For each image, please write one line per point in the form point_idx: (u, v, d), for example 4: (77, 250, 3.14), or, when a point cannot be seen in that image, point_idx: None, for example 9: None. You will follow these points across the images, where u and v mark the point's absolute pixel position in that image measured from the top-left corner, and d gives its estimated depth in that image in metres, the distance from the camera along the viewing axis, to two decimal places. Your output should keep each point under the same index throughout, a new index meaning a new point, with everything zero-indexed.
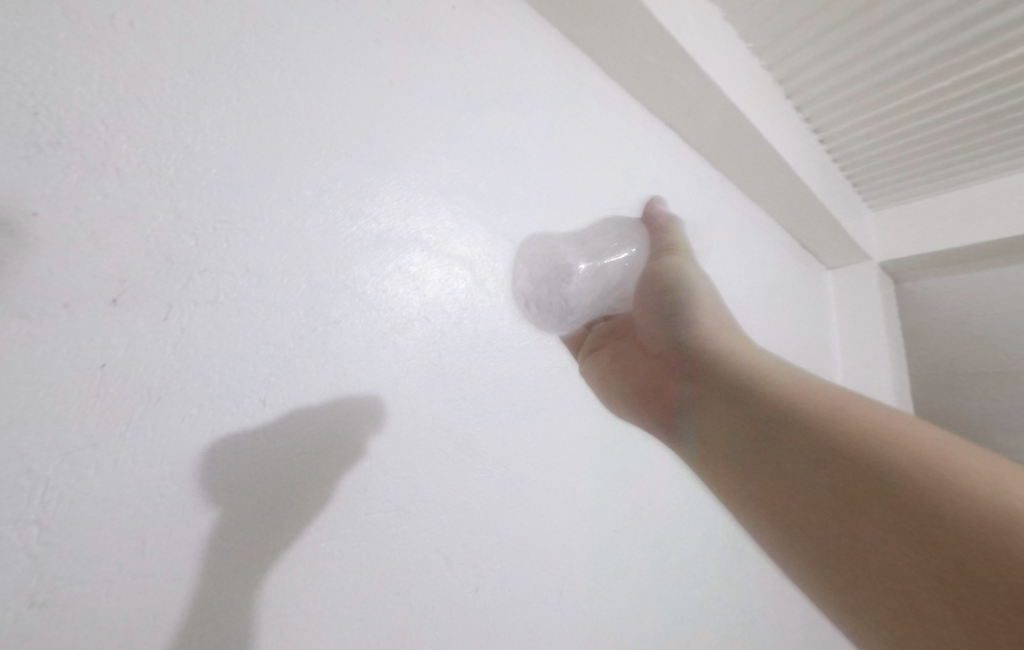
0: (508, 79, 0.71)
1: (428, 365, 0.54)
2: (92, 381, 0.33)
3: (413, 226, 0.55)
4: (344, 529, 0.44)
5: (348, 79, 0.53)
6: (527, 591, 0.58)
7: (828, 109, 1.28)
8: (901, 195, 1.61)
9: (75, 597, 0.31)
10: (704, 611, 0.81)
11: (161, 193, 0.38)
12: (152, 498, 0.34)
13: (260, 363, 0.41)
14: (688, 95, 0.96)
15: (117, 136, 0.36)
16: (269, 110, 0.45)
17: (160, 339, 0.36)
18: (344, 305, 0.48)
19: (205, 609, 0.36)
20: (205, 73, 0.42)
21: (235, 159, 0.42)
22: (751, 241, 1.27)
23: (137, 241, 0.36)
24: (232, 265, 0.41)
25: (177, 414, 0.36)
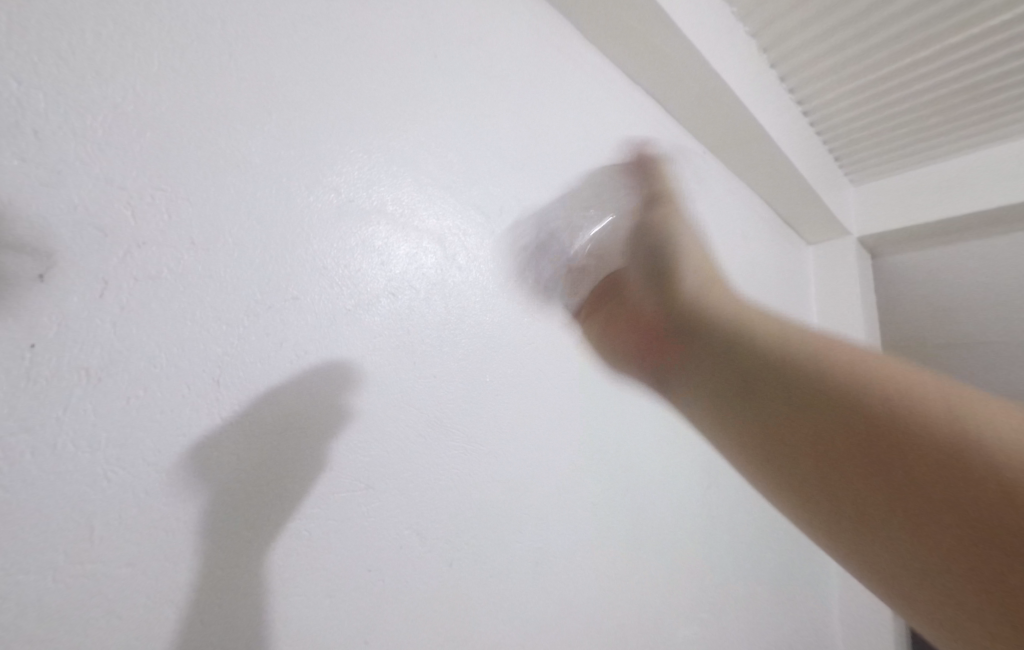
0: (478, 41, 0.67)
1: (396, 342, 0.52)
2: (20, 363, 0.31)
3: (377, 197, 0.53)
4: (310, 509, 0.43)
5: (299, 35, 0.49)
6: (503, 564, 0.59)
7: (811, 79, 1.26)
8: (882, 169, 1.61)
9: (17, 586, 0.29)
10: (675, 573, 0.85)
11: (89, 158, 0.35)
12: (97, 484, 0.33)
13: (212, 342, 0.39)
14: (668, 62, 0.93)
15: (33, 92, 0.33)
16: (212, 69, 0.42)
17: (97, 316, 0.34)
18: (304, 280, 0.46)
19: (162, 591, 0.35)
20: (133, 25, 0.38)
21: (174, 122, 0.39)
22: (732, 216, 1.26)
23: (64, 211, 0.33)
24: (177, 238, 0.38)
25: (121, 395, 0.34)
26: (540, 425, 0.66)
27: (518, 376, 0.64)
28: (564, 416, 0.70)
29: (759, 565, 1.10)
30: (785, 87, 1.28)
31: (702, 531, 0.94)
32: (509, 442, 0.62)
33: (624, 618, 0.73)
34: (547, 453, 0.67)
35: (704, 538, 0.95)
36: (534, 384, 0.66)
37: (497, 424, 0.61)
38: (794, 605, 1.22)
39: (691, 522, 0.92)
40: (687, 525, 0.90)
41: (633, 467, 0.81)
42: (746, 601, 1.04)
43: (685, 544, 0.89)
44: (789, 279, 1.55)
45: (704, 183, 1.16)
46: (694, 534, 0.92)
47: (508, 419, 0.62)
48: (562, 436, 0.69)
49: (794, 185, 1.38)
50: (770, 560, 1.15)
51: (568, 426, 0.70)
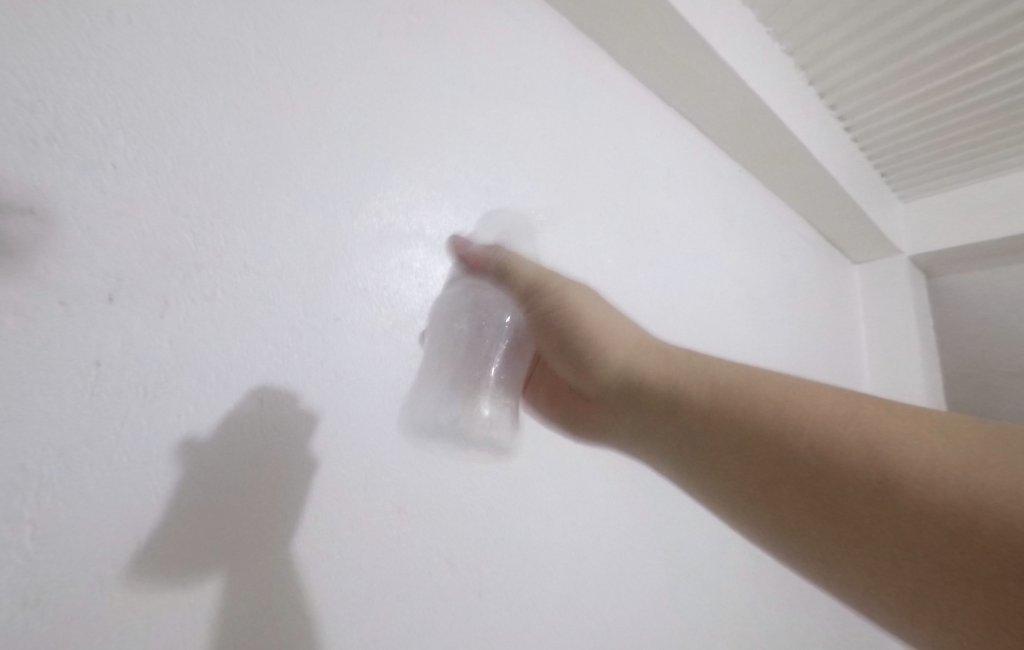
0: (516, 70, 0.70)
1: (430, 364, 0.52)
2: (88, 378, 0.33)
3: (416, 220, 0.54)
4: (344, 531, 0.43)
5: (347, 70, 0.51)
6: (530, 595, 0.56)
7: (854, 94, 1.22)
8: (934, 185, 1.53)
9: (70, 598, 0.30)
10: (715, 613, 0.80)
11: (158, 187, 0.37)
12: (147, 498, 0.34)
13: (260, 361, 0.41)
14: (704, 82, 0.92)
15: (114, 131, 0.36)
16: (271, 105, 0.45)
17: (157, 335, 0.36)
18: (344, 300, 0.47)
19: (201, 609, 0.35)
20: (204, 68, 0.41)
21: (234, 153, 0.42)
22: (771, 235, 1.22)
23: (134, 238, 0.36)
24: (231, 261, 0.40)
25: (175, 409, 0.36)
26: (573, 450, 0.64)
27: None
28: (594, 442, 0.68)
29: (802, 608, 1.02)
30: (826, 103, 1.25)
31: (743, 567, 0.89)
32: (539, 468, 0.60)
33: None
34: (580, 478, 0.65)
35: (746, 575, 0.89)
36: None
37: (529, 448, 0.59)
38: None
39: (727, 558, 0.86)
40: (728, 560, 0.85)
41: (667, 497, 0.77)
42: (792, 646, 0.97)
43: (725, 582, 0.84)
44: (833, 300, 1.48)
45: (740, 202, 1.14)
46: (735, 570, 0.87)
47: (539, 443, 0.60)
48: (595, 463, 0.67)
49: (838, 203, 1.32)
50: (818, 602, 1.07)
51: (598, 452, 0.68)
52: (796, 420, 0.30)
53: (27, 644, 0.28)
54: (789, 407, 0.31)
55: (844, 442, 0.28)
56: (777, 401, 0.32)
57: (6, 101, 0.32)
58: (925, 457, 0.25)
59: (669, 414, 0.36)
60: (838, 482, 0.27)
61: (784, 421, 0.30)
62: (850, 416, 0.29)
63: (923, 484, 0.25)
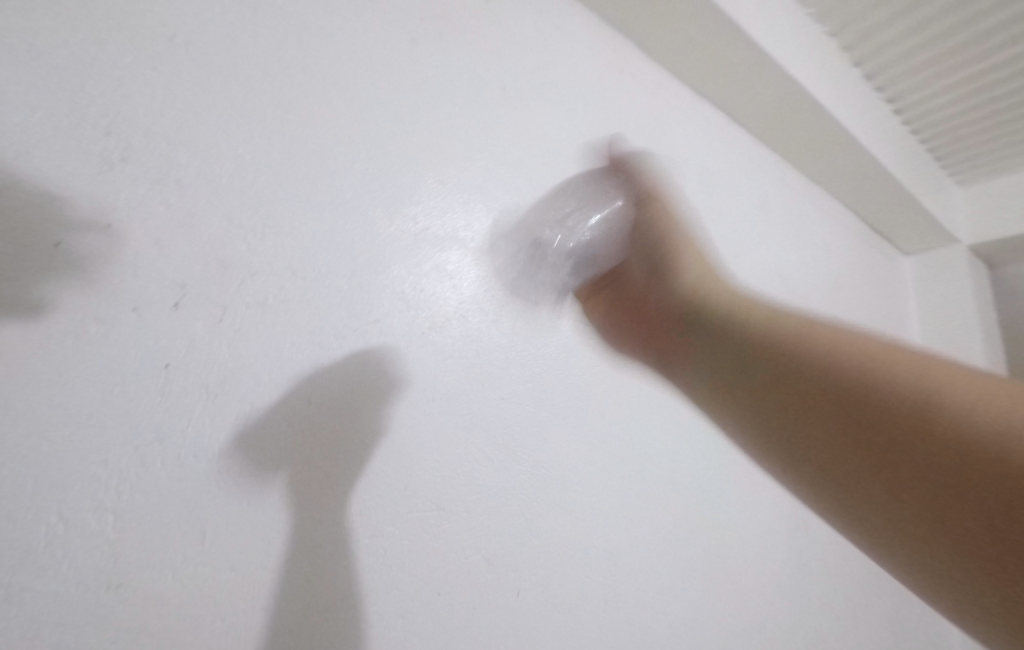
0: (547, 69, 0.70)
1: (466, 364, 0.53)
2: (158, 379, 0.35)
3: (450, 223, 0.55)
4: (387, 527, 0.44)
5: (383, 79, 0.53)
6: (571, 598, 0.55)
7: (904, 75, 1.15)
8: (998, 167, 1.41)
9: (146, 581, 0.33)
10: (767, 624, 0.76)
11: (215, 201, 0.40)
12: (210, 491, 0.36)
13: (308, 362, 0.43)
14: (740, 70, 0.89)
15: (176, 149, 0.39)
16: (313, 117, 0.47)
17: (216, 339, 0.38)
18: (384, 304, 0.49)
19: (258, 598, 0.37)
20: (253, 85, 0.44)
21: (281, 165, 0.44)
22: (814, 227, 1.17)
23: (195, 248, 0.38)
24: (281, 268, 0.43)
25: (234, 409, 0.38)
26: (610, 450, 0.64)
27: (583, 399, 0.62)
28: (631, 445, 0.66)
29: (861, 625, 0.95)
30: (873, 86, 1.18)
31: (796, 577, 0.84)
32: (577, 468, 0.60)
33: None
34: (618, 479, 0.63)
35: (799, 585, 0.84)
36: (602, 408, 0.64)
37: (566, 448, 0.59)
38: None
39: (778, 569, 0.81)
40: (779, 568, 0.81)
41: (708, 502, 0.74)
42: None
43: (776, 591, 0.80)
44: (884, 294, 1.39)
45: (780, 194, 1.09)
46: (787, 580, 0.83)
47: (575, 446, 0.60)
48: (633, 463, 0.66)
49: (888, 190, 1.25)
50: (878, 616, 1.00)
51: (636, 455, 0.66)
52: (827, 349, 0.26)
53: (112, 621, 0.31)
54: (823, 335, 0.27)
55: (886, 371, 0.23)
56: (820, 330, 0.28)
57: (84, 126, 0.35)
58: (969, 397, 0.20)
59: (709, 348, 0.33)
60: (857, 398, 0.24)
61: (824, 345, 0.26)
62: (886, 350, 0.25)
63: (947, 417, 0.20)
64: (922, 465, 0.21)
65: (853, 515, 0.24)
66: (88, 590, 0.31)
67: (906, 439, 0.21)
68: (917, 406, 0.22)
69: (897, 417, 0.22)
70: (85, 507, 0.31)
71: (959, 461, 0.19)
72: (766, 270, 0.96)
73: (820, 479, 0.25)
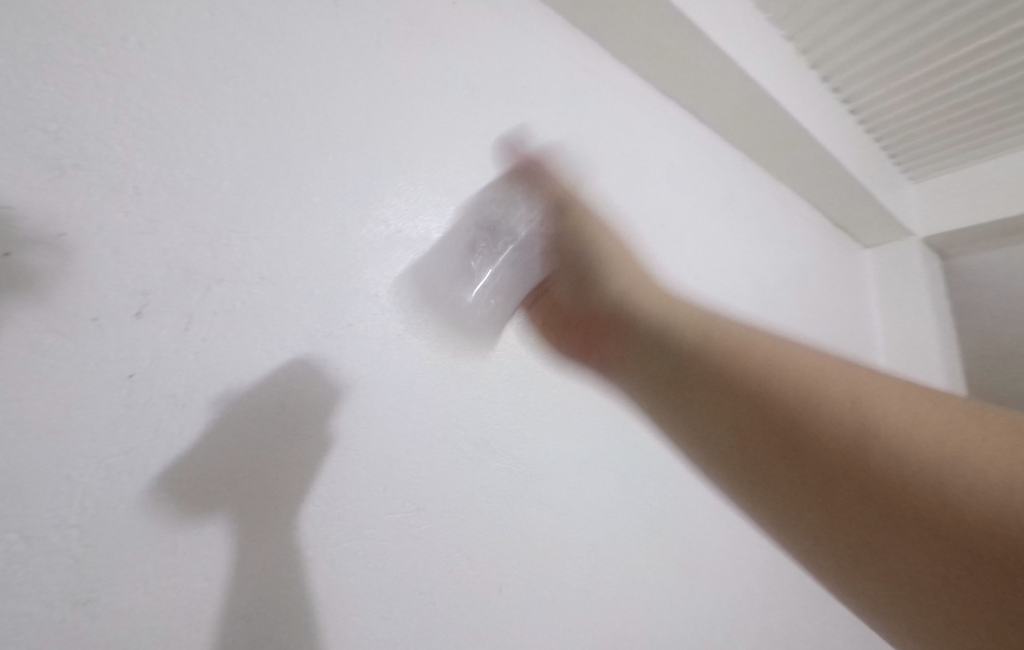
0: (515, 71, 0.70)
1: (441, 365, 0.54)
2: (121, 391, 0.35)
3: (422, 225, 0.55)
4: (366, 529, 0.45)
5: (349, 82, 0.53)
6: (551, 590, 0.57)
7: (858, 76, 1.20)
8: (946, 164, 1.50)
9: (114, 598, 0.32)
10: (739, 605, 0.79)
11: (178, 207, 0.39)
12: (181, 502, 0.36)
13: (279, 369, 0.42)
14: (703, 73, 0.92)
15: (135, 155, 0.38)
16: (279, 120, 0.47)
17: (183, 347, 0.38)
18: (357, 308, 0.49)
19: (233, 608, 0.36)
20: (215, 89, 0.43)
21: (247, 170, 0.44)
22: (778, 223, 1.21)
23: (157, 256, 0.38)
24: (249, 275, 0.42)
25: (203, 419, 0.38)
26: (586, 447, 0.65)
27: (559, 396, 0.64)
28: (605, 438, 0.68)
29: (827, 601, 1.00)
30: (830, 87, 1.23)
31: (765, 557, 0.88)
32: (554, 463, 0.61)
33: None
34: (594, 473, 0.65)
35: (767, 566, 0.89)
36: (578, 405, 0.66)
37: (543, 443, 0.61)
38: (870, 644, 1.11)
39: (748, 552, 0.85)
40: (749, 551, 0.85)
41: (682, 492, 0.77)
42: (819, 639, 0.96)
43: (748, 573, 0.84)
44: (845, 286, 1.46)
45: (745, 191, 1.13)
46: (757, 562, 0.86)
47: (552, 441, 0.61)
48: (609, 457, 0.68)
49: (846, 187, 1.31)
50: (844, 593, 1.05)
51: (609, 448, 0.68)
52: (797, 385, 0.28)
53: (78, 640, 0.30)
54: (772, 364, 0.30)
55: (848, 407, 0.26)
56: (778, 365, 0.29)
57: (34, 132, 0.34)
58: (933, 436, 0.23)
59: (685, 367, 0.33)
60: (853, 447, 0.24)
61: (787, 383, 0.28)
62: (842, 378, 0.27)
63: (912, 460, 0.22)
64: (905, 501, 0.22)
65: (831, 553, 0.25)
66: (52, 610, 0.30)
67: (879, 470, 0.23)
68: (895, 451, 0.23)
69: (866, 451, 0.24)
70: (47, 524, 0.30)
71: (934, 505, 0.21)
72: (733, 266, 1.00)
73: (799, 519, 0.26)
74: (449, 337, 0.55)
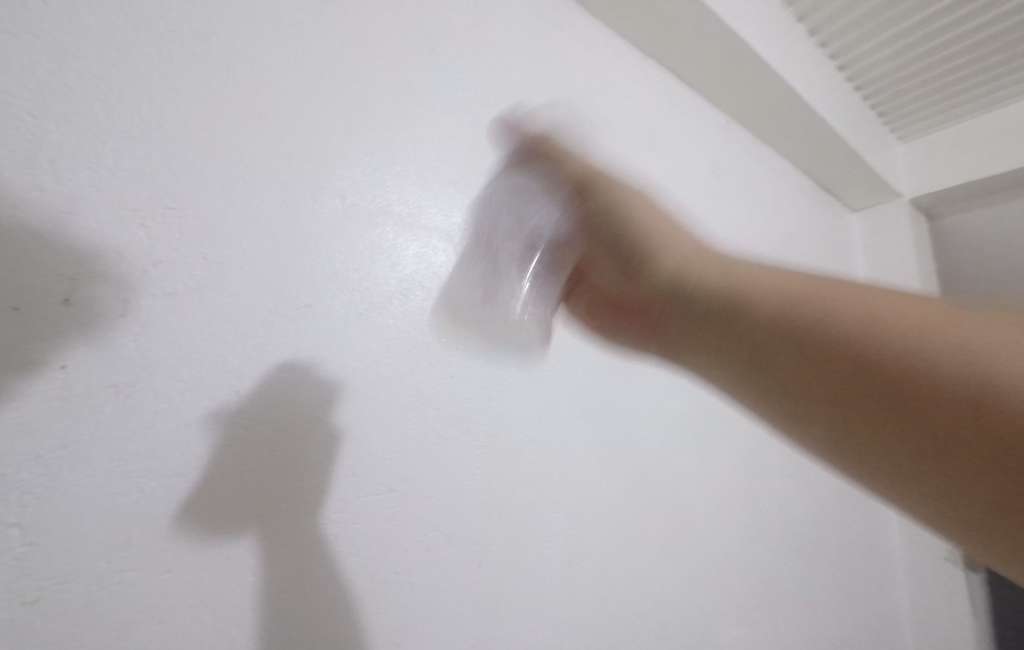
0: (479, 31, 0.66)
1: (410, 343, 0.52)
2: (53, 382, 0.32)
3: (383, 198, 0.52)
4: (337, 513, 0.43)
5: (292, 43, 0.49)
6: (533, 563, 0.56)
7: (846, 29, 1.15)
8: (933, 121, 1.47)
9: (65, 595, 0.31)
10: (727, 568, 0.80)
11: (103, 183, 0.36)
12: (132, 495, 0.34)
13: (232, 353, 0.40)
14: (683, 28, 0.88)
15: (48, 126, 0.34)
16: (212, 85, 0.43)
17: (120, 335, 0.35)
18: (313, 287, 0.46)
19: (196, 597, 0.35)
20: (134, 51, 0.39)
21: (179, 141, 0.40)
22: (765, 188, 1.18)
23: (84, 237, 0.35)
24: (191, 255, 0.39)
25: (148, 409, 0.36)
26: (567, 421, 0.64)
27: (537, 371, 0.62)
28: (586, 412, 0.67)
29: (816, 560, 1.01)
30: (816, 42, 1.18)
31: (754, 520, 0.89)
32: (534, 439, 0.60)
33: (668, 621, 0.68)
34: (576, 447, 0.64)
35: (757, 528, 0.89)
36: (557, 379, 0.65)
37: (521, 420, 0.59)
38: (860, 600, 1.13)
39: (735, 517, 0.85)
40: (737, 515, 0.85)
41: (667, 461, 0.76)
42: (812, 599, 0.96)
43: (736, 536, 0.84)
44: (832, 250, 1.44)
45: (730, 155, 1.09)
46: (747, 525, 0.87)
47: (530, 416, 0.60)
48: (591, 429, 0.67)
49: (833, 147, 1.27)
50: (832, 553, 1.07)
51: (590, 422, 0.67)
52: (827, 312, 0.25)
53: (28, 640, 0.29)
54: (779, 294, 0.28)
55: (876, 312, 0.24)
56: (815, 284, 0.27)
57: None
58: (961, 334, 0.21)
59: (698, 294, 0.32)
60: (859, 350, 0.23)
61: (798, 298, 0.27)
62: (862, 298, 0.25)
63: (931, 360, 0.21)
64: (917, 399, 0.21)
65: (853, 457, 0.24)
66: None
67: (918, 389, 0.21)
68: (934, 365, 0.21)
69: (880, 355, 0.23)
70: None
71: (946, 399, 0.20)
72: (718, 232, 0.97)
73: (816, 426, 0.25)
74: (416, 316, 0.53)
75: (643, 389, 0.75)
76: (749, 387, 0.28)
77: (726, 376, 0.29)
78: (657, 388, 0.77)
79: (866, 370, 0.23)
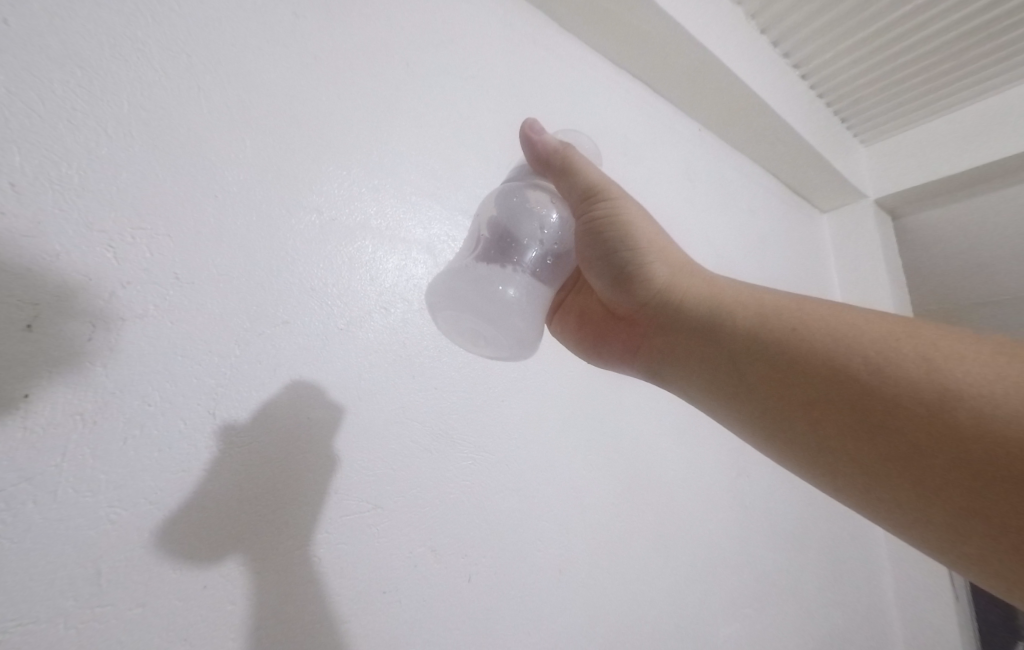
0: (453, 45, 0.67)
1: (392, 357, 0.51)
2: (15, 412, 0.31)
3: (360, 212, 0.52)
4: (321, 534, 0.42)
5: (265, 60, 0.49)
6: (523, 574, 0.56)
7: (807, 40, 1.21)
8: (892, 126, 1.54)
9: (29, 636, 0.29)
10: (716, 568, 0.81)
11: (67, 204, 0.35)
12: (102, 526, 0.33)
13: (207, 374, 0.39)
14: (652, 40, 0.90)
15: (9, 147, 0.33)
16: (181, 103, 0.42)
17: (87, 359, 0.34)
18: (291, 303, 0.45)
19: (172, 629, 0.34)
20: (100, 69, 0.39)
21: (147, 159, 0.40)
22: (737, 192, 1.22)
23: (47, 259, 0.33)
24: (162, 275, 0.39)
25: (119, 436, 0.34)
26: (552, 429, 0.64)
27: (521, 380, 0.62)
28: (571, 419, 0.67)
29: (802, 555, 1.03)
30: (779, 52, 1.24)
31: (740, 519, 0.90)
32: (521, 448, 0.60)
33: (660, 625, 0.68)
34: (562, 454, 0.64)
35: (744, 527, 0.90)
36: (542, 387, 0.65)
37: (507, 429, 0.59)
38: (847, 593, 1.15)
39: (722, 518, 0.86)
40: (723, 514, 0.87)
41: (653, 465, 0.77)
42: (799, 595, 0.98)
43: (723, 536, 0.85)
44: (804, 251, 1.49)
45: (702, 161, 1.12)
46: (733, 524, 0.88)
47: (516, 425, 0.60)
48: (577, 436, 0.67)
49: (800, 152, 1.32)
50: (817, 548, 1.09)
51: (576, 428, 0.67)
52: (870, 361, 0.33)
53: None
54: (806, 319, 0.37)
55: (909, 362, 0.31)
56: (856, 329, 0.35)
57: None
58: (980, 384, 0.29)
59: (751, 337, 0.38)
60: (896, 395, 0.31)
61: (841, 348, 0.34)
62: (871, 329, 0.34)
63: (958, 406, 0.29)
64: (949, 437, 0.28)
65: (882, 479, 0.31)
66: None
67: (945, 422, 0.29)
68: (957, 412, 0.28)
69: (917, 400, 0.30)
70: None
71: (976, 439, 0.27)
72: (694, 237, 1.00)
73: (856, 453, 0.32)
74: (397, 329, 0.52)
75: (627, 394, 0.76)
76: (797, 416, 0.35)
77: (775, 407, 0.36)
78: (640, 392, 0.78)
79: (903, 411, 0.30)
